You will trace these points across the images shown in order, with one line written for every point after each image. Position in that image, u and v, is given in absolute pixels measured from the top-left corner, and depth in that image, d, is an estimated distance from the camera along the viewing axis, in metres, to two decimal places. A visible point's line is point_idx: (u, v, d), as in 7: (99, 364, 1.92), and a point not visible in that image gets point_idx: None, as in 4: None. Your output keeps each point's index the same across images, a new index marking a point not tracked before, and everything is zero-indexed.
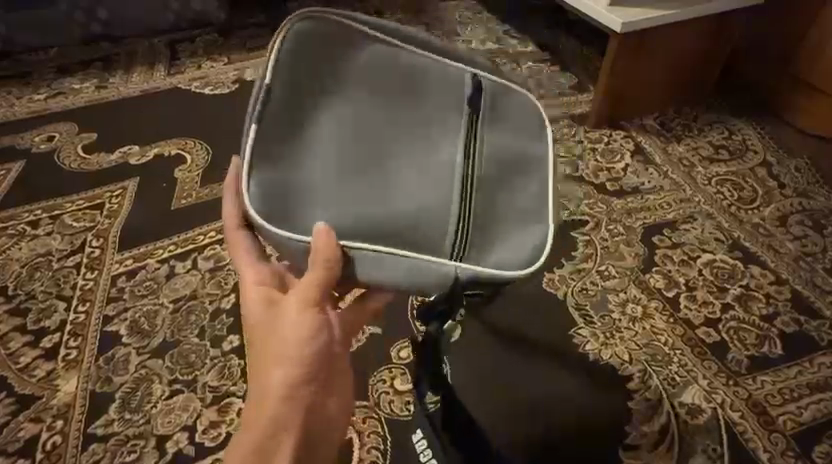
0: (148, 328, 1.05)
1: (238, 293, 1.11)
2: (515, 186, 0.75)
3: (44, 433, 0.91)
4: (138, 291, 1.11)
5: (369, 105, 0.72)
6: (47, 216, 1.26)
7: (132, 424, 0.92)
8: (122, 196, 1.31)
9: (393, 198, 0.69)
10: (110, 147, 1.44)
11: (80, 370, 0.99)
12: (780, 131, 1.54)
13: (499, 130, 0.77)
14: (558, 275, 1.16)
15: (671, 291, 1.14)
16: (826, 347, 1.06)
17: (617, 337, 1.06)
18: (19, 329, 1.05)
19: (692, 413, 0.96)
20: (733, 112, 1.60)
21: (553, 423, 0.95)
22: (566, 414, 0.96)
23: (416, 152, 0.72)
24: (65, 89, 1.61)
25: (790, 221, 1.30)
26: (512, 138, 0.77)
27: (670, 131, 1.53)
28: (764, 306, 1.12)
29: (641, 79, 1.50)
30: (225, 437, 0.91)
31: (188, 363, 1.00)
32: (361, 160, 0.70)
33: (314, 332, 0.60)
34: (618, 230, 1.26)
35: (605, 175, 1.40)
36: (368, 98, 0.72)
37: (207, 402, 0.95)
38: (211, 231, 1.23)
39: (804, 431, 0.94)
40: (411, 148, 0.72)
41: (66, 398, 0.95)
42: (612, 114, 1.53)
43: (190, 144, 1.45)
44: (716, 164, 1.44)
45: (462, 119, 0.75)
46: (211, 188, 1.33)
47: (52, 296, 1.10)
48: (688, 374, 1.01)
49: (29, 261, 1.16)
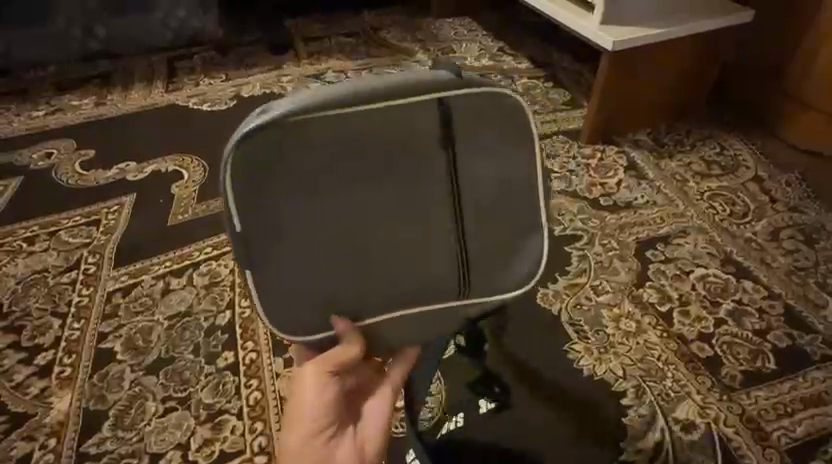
0: (143, 345, 1.05)
1: (233, 310, 1.11)
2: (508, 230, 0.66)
3: (36, 451, 0.91)
4: (133, 308, 1.11)
5: (332, 202, 0.57)
6: (43, 233, 1.26)
7: (125, 442, 0.92)
8: (119, 212, 1.32)
9: (384, 291, 0.63)
10: (108, 163, 1.45)
11: (73, 387, 0.99)
12: (771, 147, 1.56)
13: (488, 176, 0.62)
14: (552, 290, 1.17)
15: (665, 306, 1.15)
16: (819, 362, 1.07)
17: (611, 352, 1.06)
18: (13, 346, 1.05)
19: (687, 429, 0.96)
20: (724, 127, 1.62)
21: (547, 429, 0.96)
22: (560, 418, 0.97)
23: (402, 236, 0.61)
24: (64, 105, 1.63)
25: (782, 235, 1.31)
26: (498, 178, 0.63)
27: (663, 147, 1.55)
28: (757, 320, 1.13)
29: (633, 94, 1.52)
30: (217, 455, 0.91)
31: (183, 380, 1.00)
32: (336, 270, 0.60)
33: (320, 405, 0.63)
34: (611, 245, 1.27)
35: (599, 190, 1.41)
36: (342, 190, 0.57)
37: (201, 420, 0.95)
38: (207, 247, 1.23)
39: (798, 447, 0.94)
40: (398, 233, 0.61)
41: (59, 416, 0.95)
42: (606, 128, 1.55)
43: (187, 160, 1.46)
44: (708, 179, 1.46)
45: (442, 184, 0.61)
46: (208, 204, 1.34)
47: (48, 313, 1.10)
48: (682, 390, 1.01)
49: (25, 277, 1.17)
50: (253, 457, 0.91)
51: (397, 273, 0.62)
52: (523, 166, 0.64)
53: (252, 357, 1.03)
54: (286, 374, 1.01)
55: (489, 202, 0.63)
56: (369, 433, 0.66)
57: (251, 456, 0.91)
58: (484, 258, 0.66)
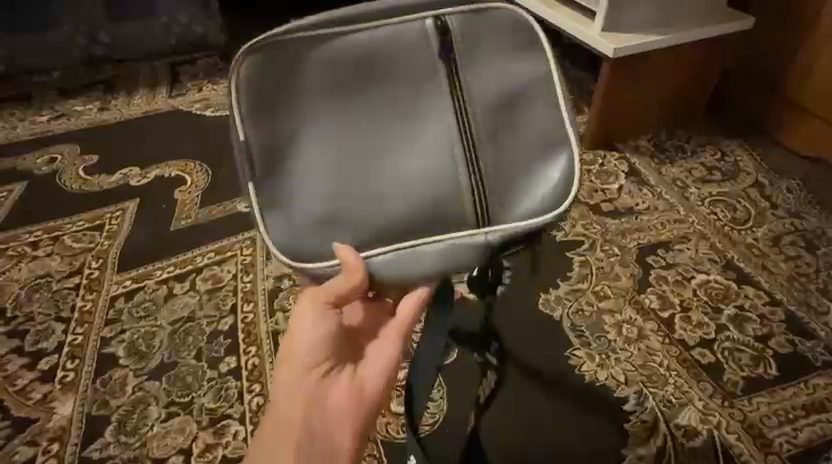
0: (146, 350, 1.05)
1: (236, 315, 1.11)
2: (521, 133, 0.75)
3: (39, 456, 0.91)
4: (136, 312, 1.11)
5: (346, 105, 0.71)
6: (47, 238, 1.27)
7: (127, 447, 0.92)
8: (122, 217, 1.32)
9: (403, 186, 0.73)
10: (112, 168, 1.46)
11: (76, 392, 0.99)
12: (771, 153, 1.57)
13: (490, 85, 0.74)
14: (554, 295, 1.17)
15: (666, 312, 1.15)
16: (821, 368, 1.07)
17: (613, 358, 1.06)
18: (16, 351, 1.05)
19: (688, 435, 0.96)
20: (725, 133, 1.62)
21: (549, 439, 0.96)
22: (564, 430, 0.97)
23: (411, 135, 0.73)
24: (68, 111, 1.64)
25: (783, 241, 1.32)
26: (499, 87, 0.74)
27: (664, 152, 1.56)
28: (758, 326, 1.13)
29: (634, 99, 1.52)
30: (220, 460, 0.91)
31: (185, 385, 1.00)
32: (356, 163, 0.72)
33: (318, 340, 0.67)
34: (613, 250, 1.27)
35: (600, 196, 1.42)
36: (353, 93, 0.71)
37: (203, 425, 0.95)
38: (209, 252, 1.24)
39: (800, 453, 0.94)
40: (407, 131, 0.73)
41: (62, 421, 0.95)
42: (607, 134, 1.55)
43: (190, 166, 1.46)
44: (710, 185, 1.46)
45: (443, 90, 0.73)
46: (211, 209, 1.35)
47: (51, 317, 1.11)
48: (683, 395, 1.01)
49: (29, 282, 1.17)
50: None
51: (412, 170, 0.73)
52: (523, 70, 0.74)
53: (254, 362, 1.04)
54: None
55: (488, 115, 0.74)
56: (367, 377, 0.69)
57: None
58: (488, 171, 0.74)
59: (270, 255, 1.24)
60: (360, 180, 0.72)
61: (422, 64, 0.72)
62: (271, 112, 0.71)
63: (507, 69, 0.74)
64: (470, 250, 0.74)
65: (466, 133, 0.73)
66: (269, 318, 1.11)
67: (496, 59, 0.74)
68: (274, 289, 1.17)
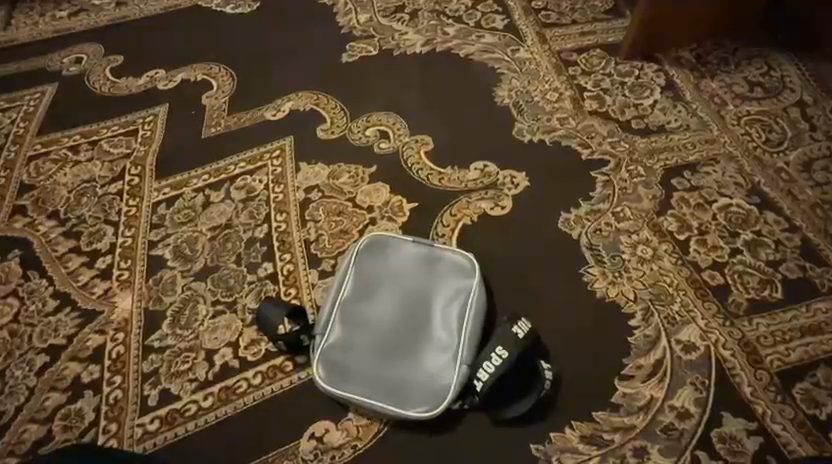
0: (190, 253, 1.14)
1: (270, 224, 1.19)
2: (448, 311, 1.01)
3: (108, 343, 1.04)
4: (178, 219, 1.19)
5: None
6: (85, 142, 1.32)
7: (182, 338, 1.05)
8: (154, 122, 1.35)
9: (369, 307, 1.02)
10: (137, 71, 1.45)
11: (133, 289, 1.10)
12: (823, 67, 1.42)
13: (448, 280, 1.04)
14: (573, 216, 1.21)
15: (683, 234, 1.18)
16: (825, 294, 1.10)
17: (625, 277, 1.12)
18: (74, 250, 1.15)
19: (686, 349, 1.04)
20: (777, 45, 1.47)
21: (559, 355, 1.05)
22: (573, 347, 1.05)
23: None
24: (86, 5, 1.60)
25: (815, 166, 1.27)
26: (453, 281, 1.04)
27: (705, 65, 1.44)
28: (771, 252, 1.15)
29: (688, 7, 1.39)
30: (263, 353, 1.03)
31: (229, 287, 1.10)
32: None
33: None
34: (637, 171, 1.27)
35: (632, 112, 1.37)
36: None
37: (247, 323, 1.06)
38: (241, 162, 1.28)
39: (788, 370, 1.02)
40: None
41: (124, 314, 1.07)
42: (647, 43, 1.44)
43: (215, 70, 1.45)
44: (749, 102, 1.38)
45: (424, 270, 1.05)
46: (239, 117, 1.36)
47: (101, 221, 1.19)
48: (688, 314, 1.08)
49: (76, 187, 1.25)
50: (293, 358, 1.02)
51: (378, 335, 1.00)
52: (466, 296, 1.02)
53: (289, 269, 1.13)
54: (321, 285, 1.11)
55: (438, 307, 1.02)
56: None
57: (292, 356, 1.03)
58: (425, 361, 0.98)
59: (299, 166, 1.27)
60: (375, 307, 1.02)
61: (426, 259, 1.06)
62: (365, 239, 1.09)
63: (460, 282, 1.04)
64: (409, 392, 0.95)
65: (418, 339, 0.99)
66: (301, 229, 1.18)
67: (456, 275, 1.05)
68: (304, 200, 1.22)
